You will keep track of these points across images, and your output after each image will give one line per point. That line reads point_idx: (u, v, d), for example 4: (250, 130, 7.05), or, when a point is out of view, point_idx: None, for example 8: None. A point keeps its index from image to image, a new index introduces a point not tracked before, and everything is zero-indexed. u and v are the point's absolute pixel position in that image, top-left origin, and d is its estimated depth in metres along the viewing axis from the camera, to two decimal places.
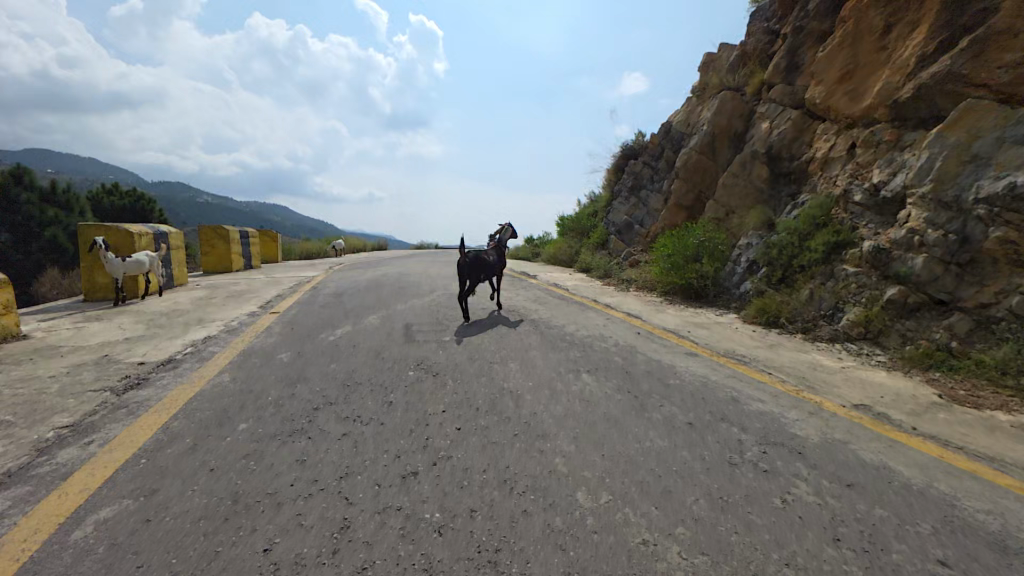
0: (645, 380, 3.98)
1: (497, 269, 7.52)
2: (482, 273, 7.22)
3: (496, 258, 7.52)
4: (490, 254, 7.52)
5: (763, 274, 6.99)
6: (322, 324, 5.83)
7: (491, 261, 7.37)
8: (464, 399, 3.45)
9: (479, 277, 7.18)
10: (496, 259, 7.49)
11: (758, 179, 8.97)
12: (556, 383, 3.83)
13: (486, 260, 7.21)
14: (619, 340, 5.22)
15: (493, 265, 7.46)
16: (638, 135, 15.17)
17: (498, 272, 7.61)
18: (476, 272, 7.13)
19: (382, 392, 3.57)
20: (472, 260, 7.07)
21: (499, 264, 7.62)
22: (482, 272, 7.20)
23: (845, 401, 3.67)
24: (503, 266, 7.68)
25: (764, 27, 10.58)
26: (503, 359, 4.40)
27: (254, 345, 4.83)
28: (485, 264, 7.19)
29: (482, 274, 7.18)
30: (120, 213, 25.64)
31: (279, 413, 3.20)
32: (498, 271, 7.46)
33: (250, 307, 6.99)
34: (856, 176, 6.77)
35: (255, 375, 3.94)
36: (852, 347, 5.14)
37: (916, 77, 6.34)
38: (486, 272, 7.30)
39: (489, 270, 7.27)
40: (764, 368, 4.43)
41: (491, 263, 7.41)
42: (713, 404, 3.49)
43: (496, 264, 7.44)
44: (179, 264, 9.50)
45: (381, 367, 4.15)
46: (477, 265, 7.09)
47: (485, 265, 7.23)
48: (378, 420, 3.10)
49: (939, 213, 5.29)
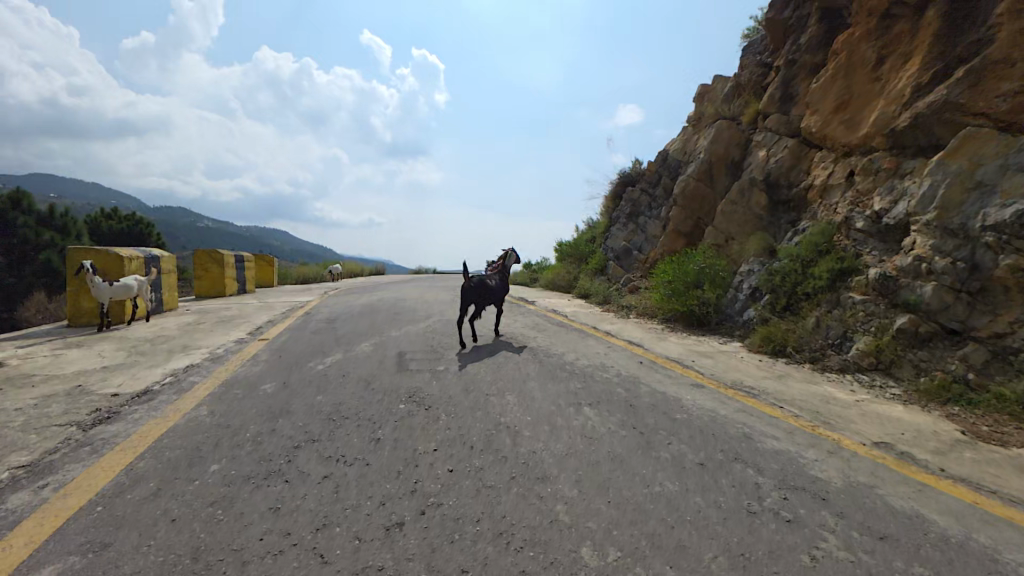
0: (650, 414, 3.74)
1: (499, 294, 7.41)
2: (484, 298, 7.10)
3: (499, 282, 7.42)
4: (493, 279, 7.42)
5: (766, 301, 6.84)
6: (312, 351, 5.60)
7: (493, 286, 7.26)
8: (458, 436, 3.20)
9: (481, 301, 7.06)
10: (499, 283, 7.39)
11: (757, 206, 8.94)
12: (556, 417, 3.59)
13: (488, 284, 7.10)
14: (621, 370, 5.00)
15: (496, 290, 7.35)
16: (634, 163, 15.34)
17: (501, 297, 7.48)
18: (478, 297, 7.02)
19: (370, 427, 3.33)
20: (473, 285, 6.97)
21: (502, 289, 7.51)
22: (484, 296, 7.08)
23: (864, 438, 3.44)
24: (506, 291, 7.57)
25: (757, 60, 10.84)
26: (500, 391, 4.16)
27: (238, 374, 4.59)
28: (487, 289, 7.07)
29: (484, 299, 7.05)
30: (117, 237, 25.59)
31: (255, 452, 2.94)
32: (500, 296, 7.33)
33: (238, 333, 6.75)
34: (857, 203, 6.72)
35: (235, 407, 3.70)
36: (864, 378, 4.93)
37: (913, 106, 6.39)
38: (488, 297, 7.18)
39: (491, 294, 7.16)
40: (774, 401, 4.20)
41: (493, 288, 7.30)
42: (724, 441, 3.25)
43: (498, 288, 7.33)
44: (170, 288, 9.30)
45: (370, 399, 3.91)
46: (479, 289, 6.98)
47: (487, 290, 7.12)
48: (363, 459, 2.85)
49: (945, 240, 5.20)
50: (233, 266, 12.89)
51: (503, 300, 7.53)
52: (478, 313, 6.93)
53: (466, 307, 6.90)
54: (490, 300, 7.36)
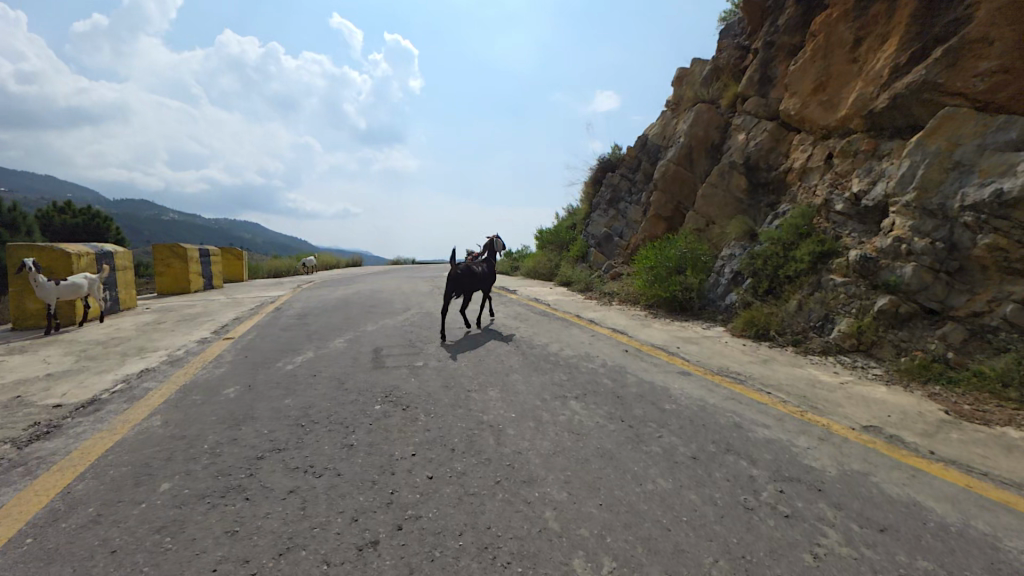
0: (638, 405, 3.61)
1: (487, 280, 7.44)
2: (473, 284, 7.07)
3: (486, 269, 7.45)
4: (480, 266, 7.45)
5: (748, 285, 6.81)
6: (281, 350, 5.27)
7: (481, 272, 7.27)
8: (437, 438, 3.00)
9: (470, 288, 7.02)
10: (486, 270, 7.42)
11: (736, 189, 8.92)
12: (541, 412, 3.41)
13: (476, 271, 7.10)
14: (607, 359, 4.86)
15: (483, 276, 7.37)
16: (613, 148, 15.19)
17: (488, 284, 7.43)
18: (467, 284, 6.97)
19: (343, 432, 3.08)
20: (461, 271, 6.91)
21: (489, 276, 7.53)
22: (473, 283, 7.05)
23: (853, 422, 3.39)
24: (493, 278, 7.60)
25: (735, 43, 10.75)
26: (482, 386, 3.96)
27: (199, 377, 4.26)
28: (475, 275, 7.06)
29: (473, 286, 7.03)
30: (71, 232, 24.12)
31: (212, 466, 2.66)
32: (488, 282, 7.35)
33: (201, 332, 6.32)
34: (837, 185, 6.72)
35: (194, 415, 3.40)
36: (846, 360, 4.93)
37: (891, 86, 6.37)
38: (476, 283, 7.17)
39: (479, 280, 7.15)
40: (761, 387, 4.13)
41: (480, 274, 7.30)
42: (715, 432, 3.14)
43: (486, 274, 7.35)
44: (126, 286, 8.70)
45: (342, 400, 3.66)
46: (468, 276, 6.93)
47: (475, 276, 7.10)
48: (334, 469, 2.61)
49: (924, 221, 5.23)
50: (198, 261, 12.24)
51: (489, 287, 7.55)
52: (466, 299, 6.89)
53: (455, 294, 6.84)
54: (477, 287, 7.27)
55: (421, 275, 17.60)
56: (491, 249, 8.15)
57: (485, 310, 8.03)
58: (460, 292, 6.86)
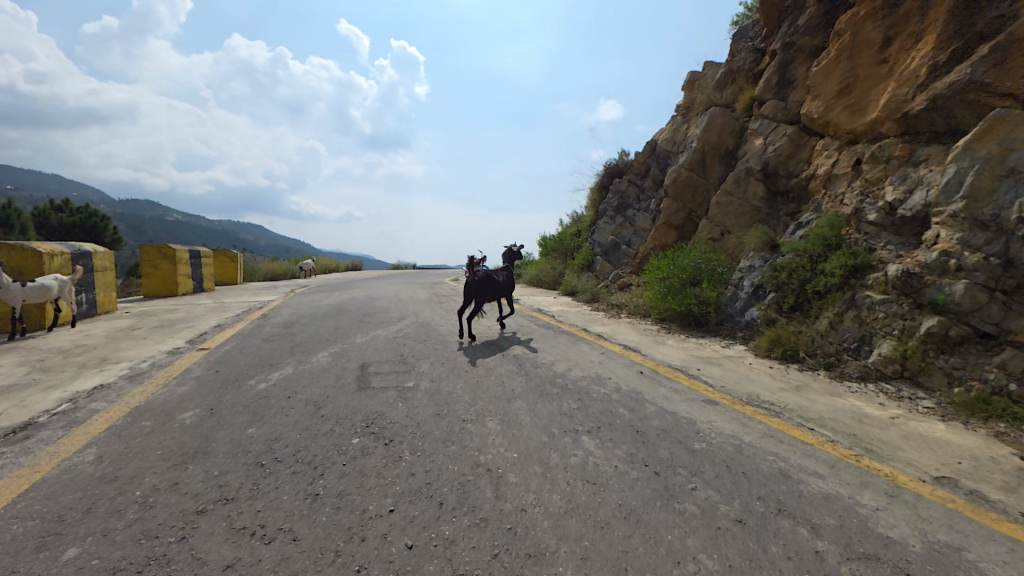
0: (663, 445, 3.06)
1: (506, 291, 7.10)
2: (490, 292, 6.80)
3: (505, 278, 7.13)
4: (500, 274, 7.17)
5: (771, 300, 6.27)
6: (257, 364, 4.74)
7: (500, 281, 6.96)
8: (424, 487, 2.45)
9: (484, 295, 6.72)
10: (506, 279, 7.10)
11: (754, 197, 8.41)
12: (547, 453, 2.87)
13: (494, 279, 6.81)
14: (621, 384, 4.30)
15: (502, 285, 7.05)
16: (620, 154, 14.74)
17: (507, 293, 7.10)
18: (483, 292, 6.72)
19: (308, 477, 2.54)
20: (479, 278, 6.70)
21: (507, 286, 7.21)
22: (490, 291, 6.79)
23: (920, 472, 2.86)
24: (511, 289, 7.27)
25: (750, 45, 10.30)
26: (479, 416, 3.42)
27: (156, 398, 3.74)
28: (493, 283, 6.78)
29: (489, 295, 6.76)
30: (68, 231, 23.75)
31: (138, 525, 2.13)
32: (506, 291, 7.02)
33: (175, 341, 5.79)
34: (868, 193, 6.19)
35: (138, 448, 2.87)
36: (888, 389, 4.40)
37: (929, 88, 5.88)
38: (493, 291, 6.90)
39: (497, 289, 6.84)
40: (801, 422, 3.57)
41: (499, 283, 7.01)
42: (761, 485, 2.59)
43: (504, 283, 7.03)
44: (104, 288, 8.20)
45: (315, 431, 3.12)
46: (485, 283, 6.69)
47: (493, 283, 6.81)
48: (289, 533, 2.07)
49: (974, 233, 4.70)
50: (187, 264, 11.76)
51: (506, 297, 7.22)
52: (478, 307, 6.57)
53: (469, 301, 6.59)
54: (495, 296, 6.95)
55: (419, 281, 17.09)
56: (509, 258, 7.82)
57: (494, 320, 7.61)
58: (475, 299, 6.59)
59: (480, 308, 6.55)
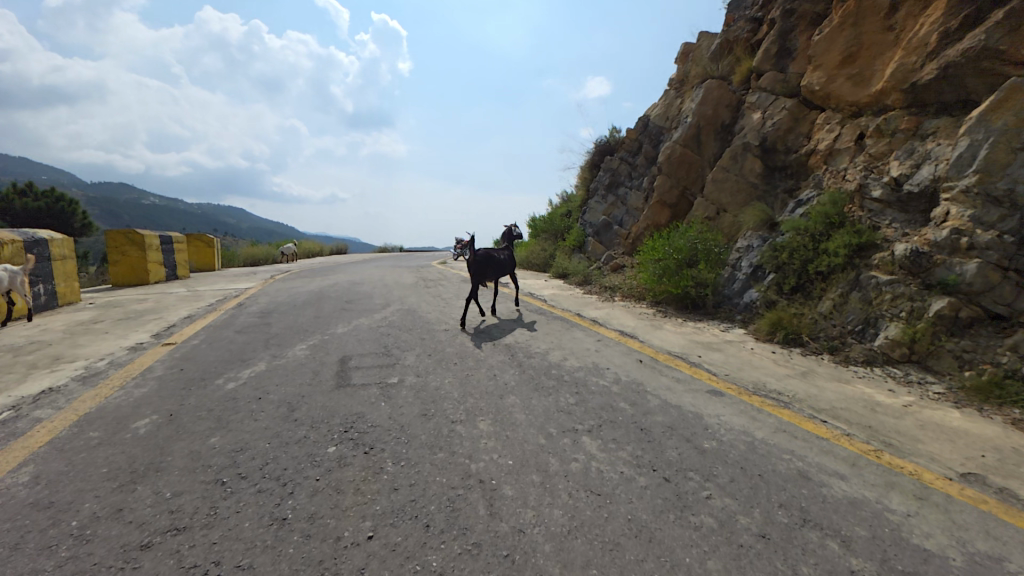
0: (671, 444, 2.81)
1: (508, 268, 6.95)
2: (491, 271, 6.67)
3: (506, 257, 6.99)
4: (500, 253, 6.99)
5: (771, 281, 6.04)
6: (226, 360, 4.36)
7: (501, 259, 6.79)
8: (408, 507, 2.15)
9: (488, 274, 6.57)
10: (507, 257, 6.98)
11: (751, 174, 8.10)
12: (545, 458, 2.59)
13: (495, 257, 6.65)
14: (621, 375, 4.04)
15: (503, 264, 6.91)
16: (611, 130, 14.26)
17: (509, 271, 7.01)
18: (485, 271, 6.56)
19: (275, 496, 2.22)
20: (480, 257, 6.52)
21: (508, 264, 7.06)
22: (491, 270, 6.66)
23: (945, 469, 2.68)
24: (512, 268, 7.16)
25: (746, 14, 9.84)
26: (470, 416, 3.13)
27: (109, 403, 3.36)
28: (494, 262, 6.62)
29: (491, 273, 6.61)
30: (33, 217, 22.55)
31: (69, 566, 1.80)
32: (507, 270, 6.89)
33: (139, 335, 5.36)
34: (871, 168, 5.92)
35: (80, 466, 2.53)
36: (895, 373, 4.23)
37: (939, 56, 5.57)
38: (495, 270, 6.75)
39: (498, 268, 6.70)
40: (812, 413, 3.35)
41: (501, 261, 6.84)
42: (781, 489, 2.36)
43: (506, 262, 6.87)
44: (65, 278, 7.66)
45: (287, 439, 2.79)
46: (486, 262, 6.52)
47: (495, 262, 6.66)
48: (248, 572, 1.76)
49: (987, 210, 4.49)
50: (158, 250, 11.14)
51: (507, 276, 7.11)
52: (477, 287, 6.41)
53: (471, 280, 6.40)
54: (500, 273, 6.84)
55: (405, 265, 16.57)
56: (509, 238, 7.49)
57: (488, 303, 7.36)
58: (478, 278, 6.42)
59: (480, 287, 6.40)
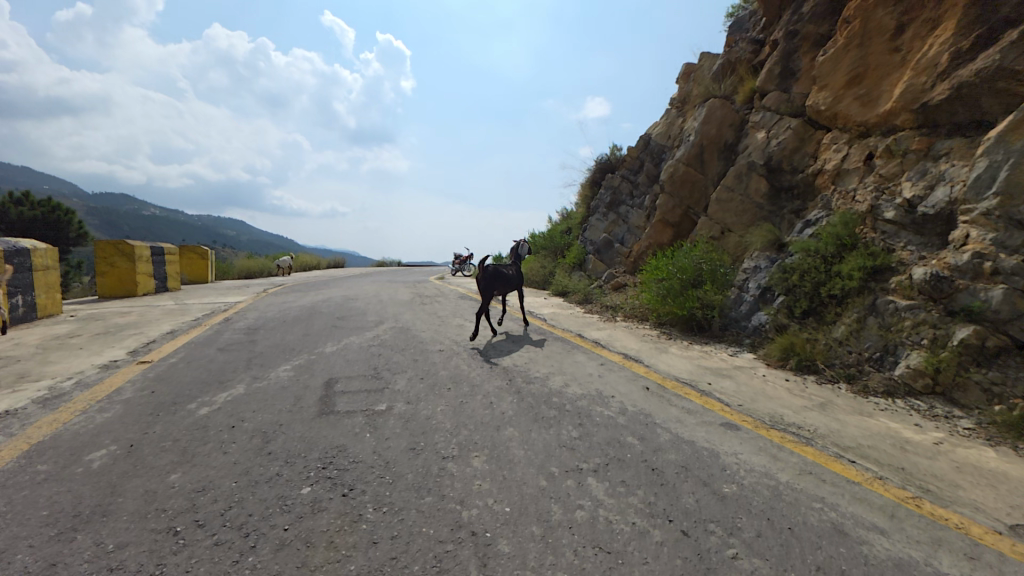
0: (688, 489, 2.52)
1: (517, 283, 6.76)
2: (499, 286, 6.45)
3: (515, 272, 6.81)
4: (509, 269, 6.80)
5: (781, 304, 5.79)
6: (203, 382, 4.06)
7: (509, 274, 6.60)
8: (387, 568, 1.84)
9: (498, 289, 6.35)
10: (515, 273, 6.77)
11: (756, 193, 7.95)
12: (547, 505, 2.29)
13: (504, 273, 6.45)
14: (626, 405, 3.74)
15: (512, 279, 6.71)
16: (612, 149, 14.23)
17: (518, 286, 6.80)
18: (495, 286, 6.34)
19: (234, 551, 1.91)
20: (490, 272, 6.31)
21: (516, 280, 6.86)
22: (499, 285, 6.44)
23: (995, 522, 2.38)
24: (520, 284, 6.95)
25: (748, 36, 9.86)
26: (463, 451, 2.83)
27: (65, 431, 3.05)
28: (503, 277, 6.41)
29: (501, 288, 6.40)
30: (28, 225, 22.29)
31: None
32: (515, 286, 6.69)
33: (115, 352, 5.06)
34: (883, 189, 5.74)
35: (17, 507, 2.22)
36: (920, 406, 3.94)
37: (950, 76, 5.47)
38: (503, 285, 6.54)
39: (506, 283, 6.50)
40: (838, 452, 3.06)
41: (510, 276, 6.64)
42: (817, 550, 2.06)
43: (514, 277, 6.68)
44: (45, 289, 7.35)
45: (256, 477, 2.48)
46: (495, 277, 6.31)
47: (502, 277, 6.45)
48: None
49: (1011, 233, 4.29)
50: (149, 261, 10.89)
51: (514, 292, 6.91)
52: (489, 303, 6.17)
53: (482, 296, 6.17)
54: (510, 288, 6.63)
55: (402, 280, 16.28)
56: (516, 254, 7.28)
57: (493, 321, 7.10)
58: (490, 293, 6.18)
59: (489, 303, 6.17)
